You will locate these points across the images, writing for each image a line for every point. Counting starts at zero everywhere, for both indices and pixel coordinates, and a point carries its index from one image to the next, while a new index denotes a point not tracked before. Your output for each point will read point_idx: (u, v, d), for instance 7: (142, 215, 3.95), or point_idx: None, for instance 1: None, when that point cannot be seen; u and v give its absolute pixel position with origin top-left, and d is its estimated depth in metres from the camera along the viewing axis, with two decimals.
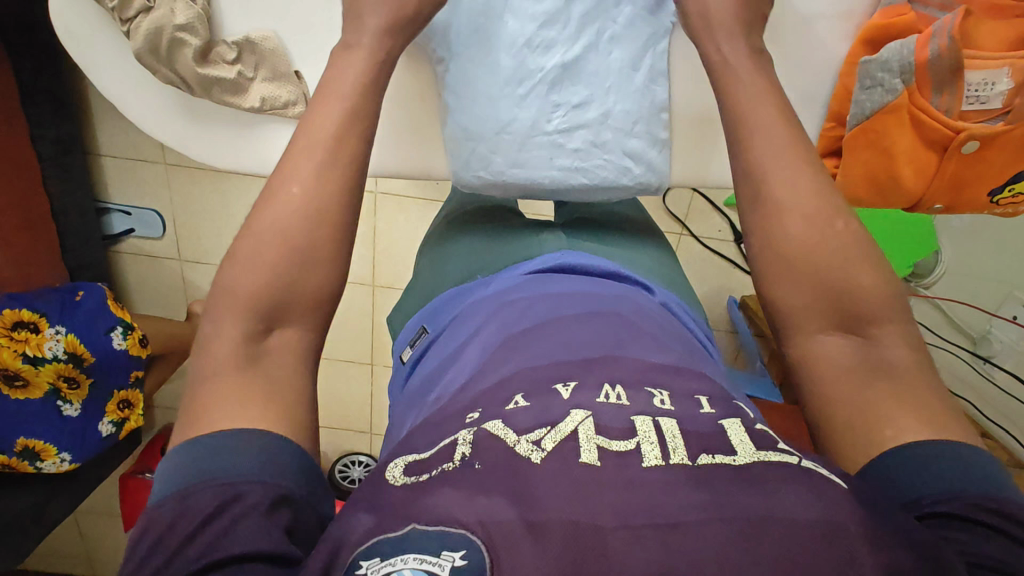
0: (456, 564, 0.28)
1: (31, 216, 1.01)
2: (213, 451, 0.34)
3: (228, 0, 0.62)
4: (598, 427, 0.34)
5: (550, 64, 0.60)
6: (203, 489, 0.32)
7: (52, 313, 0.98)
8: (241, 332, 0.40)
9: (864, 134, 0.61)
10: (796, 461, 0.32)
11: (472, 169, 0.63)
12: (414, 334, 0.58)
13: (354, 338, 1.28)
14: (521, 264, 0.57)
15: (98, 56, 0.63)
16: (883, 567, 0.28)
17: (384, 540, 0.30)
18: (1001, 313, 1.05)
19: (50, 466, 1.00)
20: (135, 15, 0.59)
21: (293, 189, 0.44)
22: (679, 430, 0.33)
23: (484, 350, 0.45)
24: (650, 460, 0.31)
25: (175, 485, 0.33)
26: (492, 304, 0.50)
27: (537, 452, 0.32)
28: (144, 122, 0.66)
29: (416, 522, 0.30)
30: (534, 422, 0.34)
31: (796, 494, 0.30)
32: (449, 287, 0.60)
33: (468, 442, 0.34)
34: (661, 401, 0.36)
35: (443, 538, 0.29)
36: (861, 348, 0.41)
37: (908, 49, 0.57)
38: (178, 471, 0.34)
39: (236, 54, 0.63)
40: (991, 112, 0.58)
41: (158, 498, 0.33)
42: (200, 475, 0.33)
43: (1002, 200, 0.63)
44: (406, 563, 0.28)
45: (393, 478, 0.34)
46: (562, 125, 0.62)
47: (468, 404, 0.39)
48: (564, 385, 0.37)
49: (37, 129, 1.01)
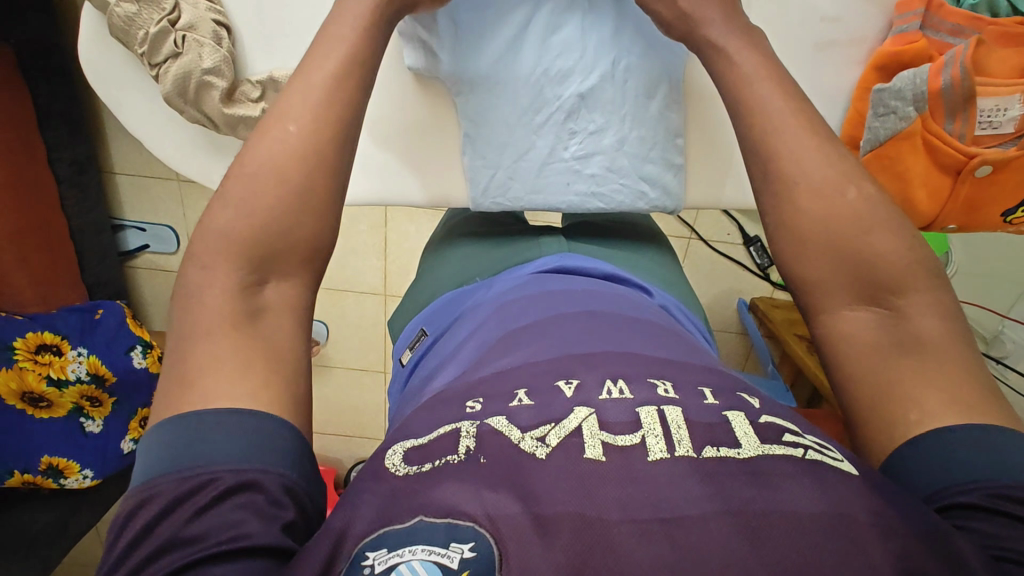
0: (465, 555, 0.29)
1: (50, 236, 1.05)
2: (208, 432, 0.33)
3: (252, 40, 0.62)
4: (601, 423, 0.34)
5: (567, 93, 0.61)
6: (201, 477, 0.32)
7: (74, 334, 1.04)
8: (234, 282, 0.38)
9: (879, 159, 0.62)
10: (801, 453, 0.33)
11: (490, 196, 0.65)
12: (413, 336, 0.60)
13: (366, 348, 1.30)
14: (520, 267, 0.60)
15: (121, 95, 0.62)
16: (893, 555, 0.29)
17: (391, 531, 0.30)
18: (1014, 314, 1.08)
19: (73, 482, 1.03)
20: (164, 60, 0.58)
21: (291, 125, 0.42)
22: (684, 421, 0.34)
23: (482, 346, 0.46)
24: (656, 454, 0.32)
25: (167, 464, 0.33)
26: (492, 306, 0.52)
27: (542, 448, 0.33)
28: (168, 156, 0.65)
29: (423, 514, 0.30)
30: (538, 419, 0.35)
31: (798, 485, 0.31)
32: (445, 291, 0.62)
33: (472, 435, 0.34)
34: (666, 391, 0.37)
35: (450, 530, 0.29)
36: (889, 322, 0.41)
37: (921, 78, 0.58)
38: (168, 453, 0.33)
39: (260, 92, 0.61)
40: (1002, 137, 0.59)
41: (145, 479, 0.33)
42: (196, 463, 0.32)
43: (1017, 219, 0.63)
44: (414, 554, 0.29)
45: (392, 467, 0.34)
46: (578, 152, 0.63)
47: (467, 394, 0.39)
48: (566, 382, 0.38)
49: (55, 153, 1.04)
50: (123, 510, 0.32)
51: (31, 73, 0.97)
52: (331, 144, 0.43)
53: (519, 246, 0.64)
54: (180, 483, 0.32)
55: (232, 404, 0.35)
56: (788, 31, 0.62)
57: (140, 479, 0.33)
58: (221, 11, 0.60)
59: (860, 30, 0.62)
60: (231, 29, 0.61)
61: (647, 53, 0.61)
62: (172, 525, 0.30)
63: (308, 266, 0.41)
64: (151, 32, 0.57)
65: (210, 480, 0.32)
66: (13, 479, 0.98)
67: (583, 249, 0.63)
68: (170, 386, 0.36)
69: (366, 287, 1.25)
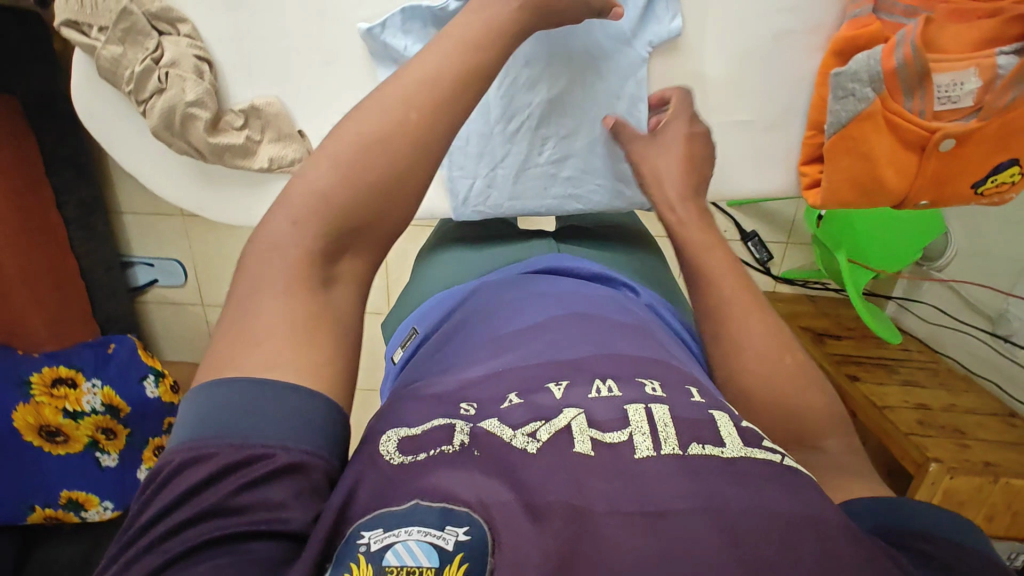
0: (460, 538, 0.30)
1: (60, 277, 1.09)
2: (266, 408, 0.33)
3: (233, 71, 0.63)
4: (591, 421, 0.36)
5: (537, 100, 0.62)
6: (256, 450, 0.32)
7: (88, 367, 1.08)
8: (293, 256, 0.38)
9: (843, 142, 0.63)
10: (779, 459, 0.35)
11: (472, 205, 0.66)
12: (404, 335, 0.61)
13: (375, 369, 1.32)
14: (513, 266, 0.62)
15: (116, 136, 0.64)
16: (862, 557, 0.30)
17: (388, 513, 0.31)
18: (1016, 291, 1.04)
19: (94, 515, 1.04)
20: (151, 96, 0.61)
21: None
22: (670, 419, 0.36)
23: (473, 348, 0.48)
24: (642, 452, 0.34)
25: (221, 427, 0.32)
26: (489, 304, 0.54)
27: (532, 443, 0.34)
28: (163, 190, 0.67)
29: (421, 497, 0.31)
30: (527, 416, 0.36)
31: (773, 485, 0.32)
32: (437, 293, 0.64)
33: (466, 431, 0.36)
34: (654, 390, 0.39)
35: (447, 514, 0.30)
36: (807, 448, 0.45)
37: (875, 59, 0.58)
38: (228, 417, 0.33)
39: (243, 120, 0.64)
40: (963, 110, 0.59)
41: (197, 435, 0.32)
42: (257, 435, 0.32)
43: (986, 190, 0.64)
44: (410, 535, 0.30)
45: (387, 455, 0.35)
46: (553, 157, 0.65)
47: (457, 395, 0.41)
48: (557, 383, 0.40)
49: (63, 196, 1.09)
50: (167, 467, 0.32)
51: (38, 122, 1.01)
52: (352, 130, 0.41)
53: (507, 249, 0.67)
54: (234, 452, 0.32)
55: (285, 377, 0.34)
56: (749, 25, 0.62)
57: (190, 434, 0.33)
58: (203, 46, 0.62)
59: (815, 18, 0.62)
60: (213, 62, 0.63)
61: (611, 54, 0.62)
62: (220, 491, 0.30)
63: (351, 248, 0.40)
64: (136, 70, 0.59)
65: (265, 454, 0.32)
66: (34, 514, 1.00)
67: (572, 249, 0.66)
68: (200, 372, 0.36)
69: (371, 308, 1.27)
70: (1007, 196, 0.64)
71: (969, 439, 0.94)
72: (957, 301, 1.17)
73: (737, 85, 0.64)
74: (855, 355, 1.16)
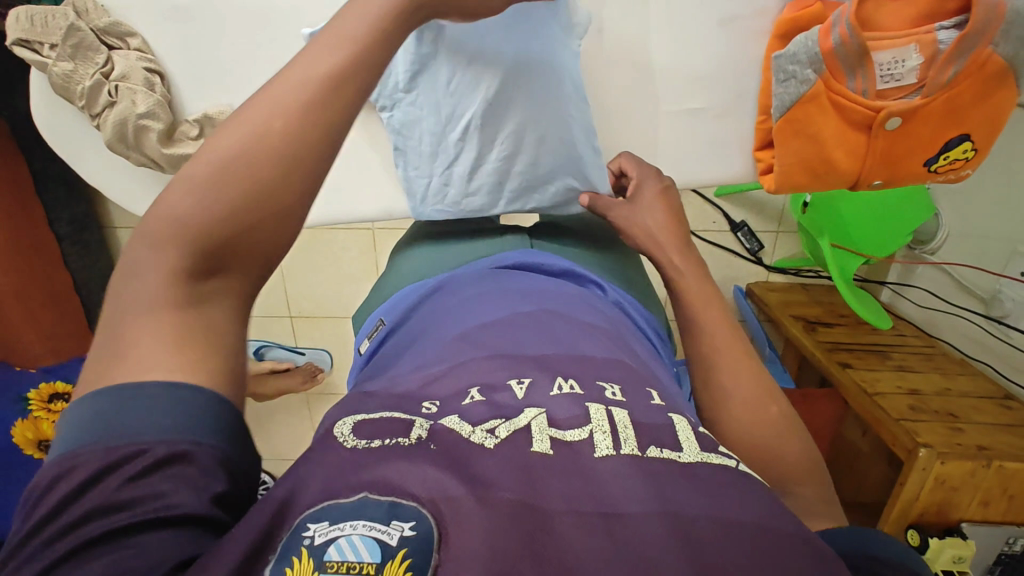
0: (405, 533, 0.29)
1: (54, 292, 1.10)
2: (139, 402, 0.30)
3: (186, 84, 0.65)
4: (551, 421, 0.35)
5: (480, 99, 0.62)
6: (128, 447, 0.29)
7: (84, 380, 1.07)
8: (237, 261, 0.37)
9: (789, 124, 0.64)
10: (734, 465, 0.34)
11: (429, 204, 0.68)
12: (371, 327, 0.61)
13: None
14: (481, 261, 0.62)
15: (83, 150, 0.66)
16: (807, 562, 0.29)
17: (335, 505, 0.30)
18: (1009, 271, 1.01)
19: None
20: (103, 109, 0.62)
21: None
22: (630, 423, 0.35)
23: (435, 343, 0.47)
24: (602, 450, 0.33)
25: (93, 432, 0.29)
26: (453, 300, 0.53)
27: (491, 438, 0.34)
28: (130, 203, 0.69)
29: (369, 491, 0.30)
30: (488, 415, 0.36)
31: (726, 489, 0.32)
32: (407, 284, 0.63)
33: (424, 426, 0.35)
34: (613, 394, 0.38)
35: (393, 508, 0.29)
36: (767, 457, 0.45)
37: (812, 40, 0.59)
38: (100, 419, 0.29)
39: (198, 130, 0.65)
40: (907, 88, 0.59)
41: (71, 446, 0.29)
42: (128, 430, 0.29)
43: (941, 167, 0.64)
44: (355, 529, 0.29)
45: (342, 438, 0.34)
46: (502, 155, 0.64)
47: (418, 393, 0.40)
48: (518, 381, 0.39)
49: (54, 213, 1.11)
50: (38, 488, 0.29)
51: (28, 142, 1.03)
52: (286, 86, 0.37)
53: (481, 246, 0.66)
54: (105, 453, 0.29)
55: (164, 375, 0.31)
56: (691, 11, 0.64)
57: (64, 448, 0.30)
58: (153, 59, 0.63)
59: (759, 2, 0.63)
60: (165, 74, 0.64)
61: (553, 49, 0.62)
62: (96, 496, 0.27)
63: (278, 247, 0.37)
64: (86, 85, 0.60)
65: (139, 449, 0.29)
66: None
67: (544, 246, 0.65)
68: (102, 357, 0.32)
69: None
70: (963, 173, 0.65)
71: (960, 422, 0.92)
72: (951, 285, 1.15)
73: (686, 74, 0.67)
74: (845, 343, 1.15)
